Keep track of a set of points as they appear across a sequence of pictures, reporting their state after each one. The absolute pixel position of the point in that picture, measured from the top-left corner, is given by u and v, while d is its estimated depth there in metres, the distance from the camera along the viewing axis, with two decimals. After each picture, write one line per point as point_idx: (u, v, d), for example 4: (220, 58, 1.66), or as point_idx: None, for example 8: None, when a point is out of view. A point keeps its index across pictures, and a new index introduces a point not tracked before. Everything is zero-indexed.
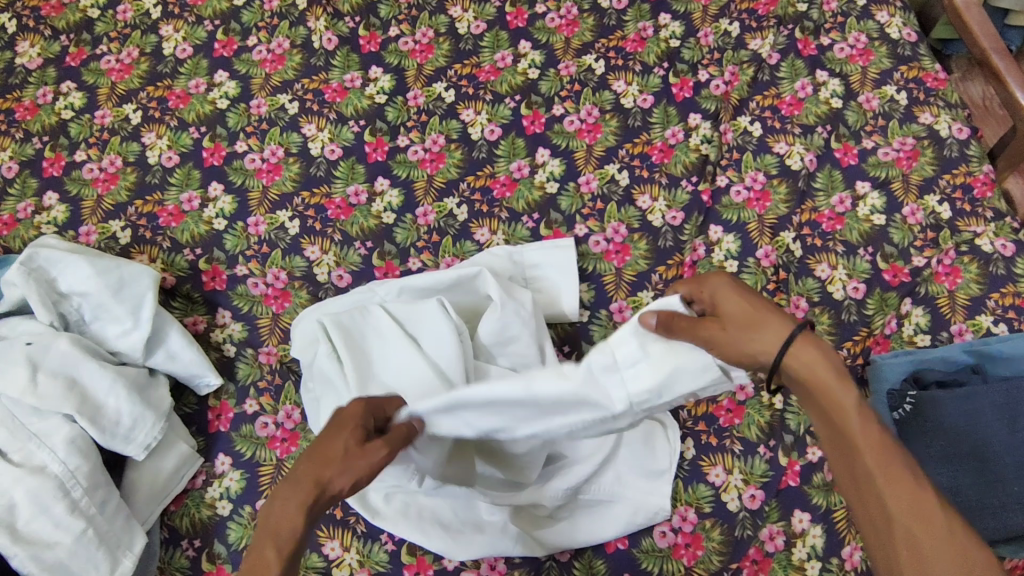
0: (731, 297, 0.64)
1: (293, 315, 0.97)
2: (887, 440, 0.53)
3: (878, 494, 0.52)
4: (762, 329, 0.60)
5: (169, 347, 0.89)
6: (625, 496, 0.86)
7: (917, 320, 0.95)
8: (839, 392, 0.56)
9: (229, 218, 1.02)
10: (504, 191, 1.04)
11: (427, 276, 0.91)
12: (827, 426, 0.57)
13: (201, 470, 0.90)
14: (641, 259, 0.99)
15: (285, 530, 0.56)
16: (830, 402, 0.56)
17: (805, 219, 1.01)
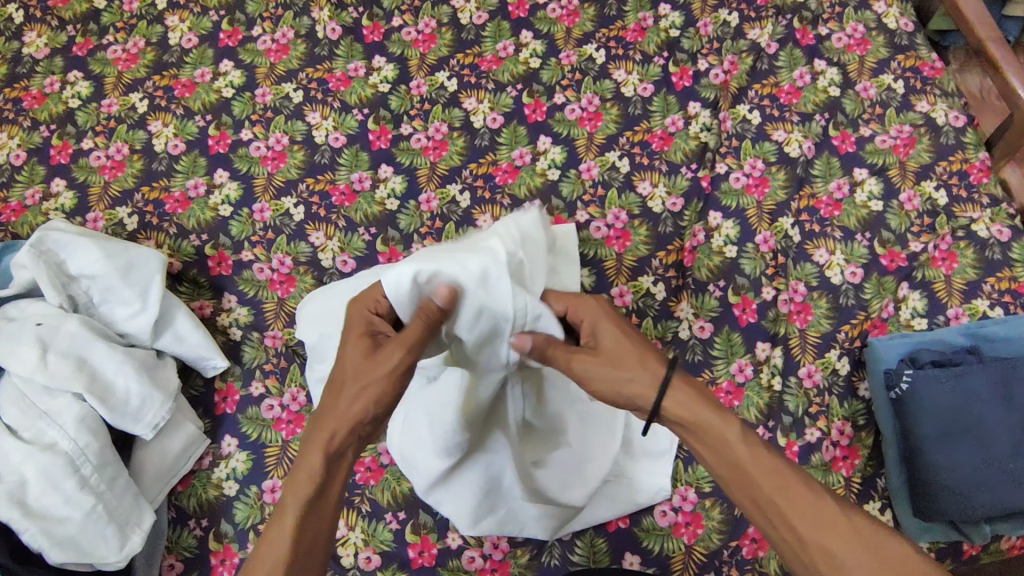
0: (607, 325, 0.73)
1: (298, 299, 0.98)
2: (778, 460, 0.62)
3: (782, 512, 0.60)
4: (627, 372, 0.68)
5: (177, 330, 0.90)
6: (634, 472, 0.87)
7: (914, 304, 0.96)
8: (722, 427, 0.64)
9: (235, 205, 1.04)
10: (506, 178, 1.05)
11: None
12: (718, 459, 0.64)
13: (208, 451, 0.91)
14: (642, 244, 1.01)
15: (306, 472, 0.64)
16: (713, 432, 0.64)
17: (803, 205, 1.03)
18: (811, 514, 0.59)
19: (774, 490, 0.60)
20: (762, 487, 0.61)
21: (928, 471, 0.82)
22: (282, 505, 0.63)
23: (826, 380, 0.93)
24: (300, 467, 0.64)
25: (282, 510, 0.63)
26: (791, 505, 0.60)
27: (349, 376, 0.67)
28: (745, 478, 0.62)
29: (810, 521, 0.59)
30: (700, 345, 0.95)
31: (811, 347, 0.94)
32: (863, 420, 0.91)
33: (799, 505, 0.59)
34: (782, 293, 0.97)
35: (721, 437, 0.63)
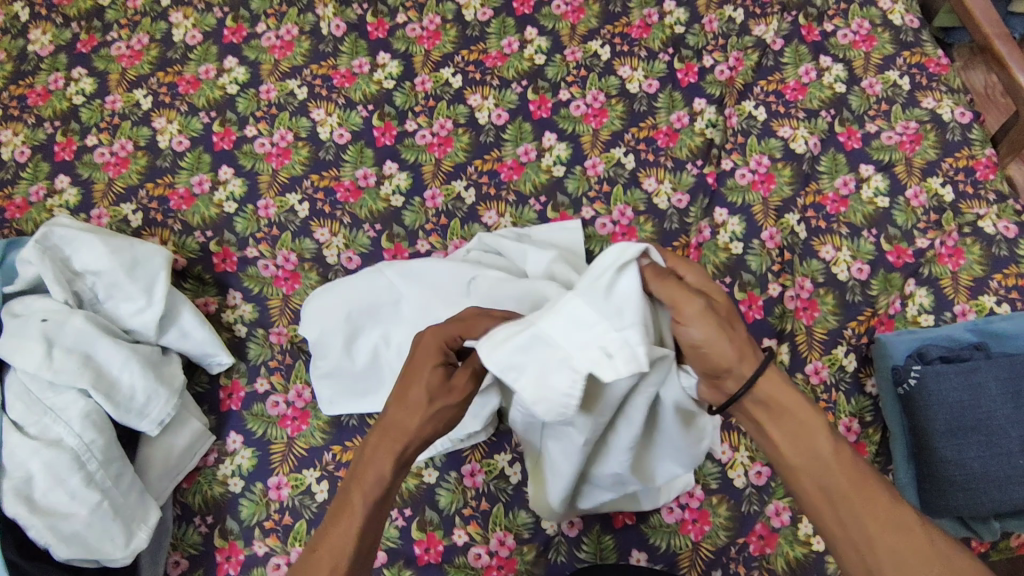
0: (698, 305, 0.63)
1: (304, 296, 0.98)
2: (856, 458, 0.60)
3: (856, 513, 0.58)
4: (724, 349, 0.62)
5: (182, 326, 0.90)
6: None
7: (921, 301, 0.96)
8: (811, 419, 0.60)
9: (240, 201, 1.03)
10: (511, 174, 1.05)
11: (432, 274, 0.87)
12: (794, 449, 0.61)
13: (213, 448, 0.91)
14: (648, 241, 1.01)
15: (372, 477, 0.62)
16: (793, 424, 0.61)
17: (809, 202, 1.02)
18: (883, 517, 0.57)
19: (860, 485, 0.58)
20: (849, 496, 0.58)
21: (936, 466, 0.82)
22: (347, 509, 0.61)
23: (832, 376, 0.92)
24: (369, 471, 0.62)
25: (348, 511, 0.61)
26: (883, 500, 0.58)
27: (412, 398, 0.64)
28: (828, 476, 0.59)
29: (890, 531, 0.57)
30: None
31: (818, 343, 0.94)
32: (871, 417, 0.91)
33: (878, 511, 0.57)
34: (788, 290, 0.97)
35: (806, 432, 0.60)
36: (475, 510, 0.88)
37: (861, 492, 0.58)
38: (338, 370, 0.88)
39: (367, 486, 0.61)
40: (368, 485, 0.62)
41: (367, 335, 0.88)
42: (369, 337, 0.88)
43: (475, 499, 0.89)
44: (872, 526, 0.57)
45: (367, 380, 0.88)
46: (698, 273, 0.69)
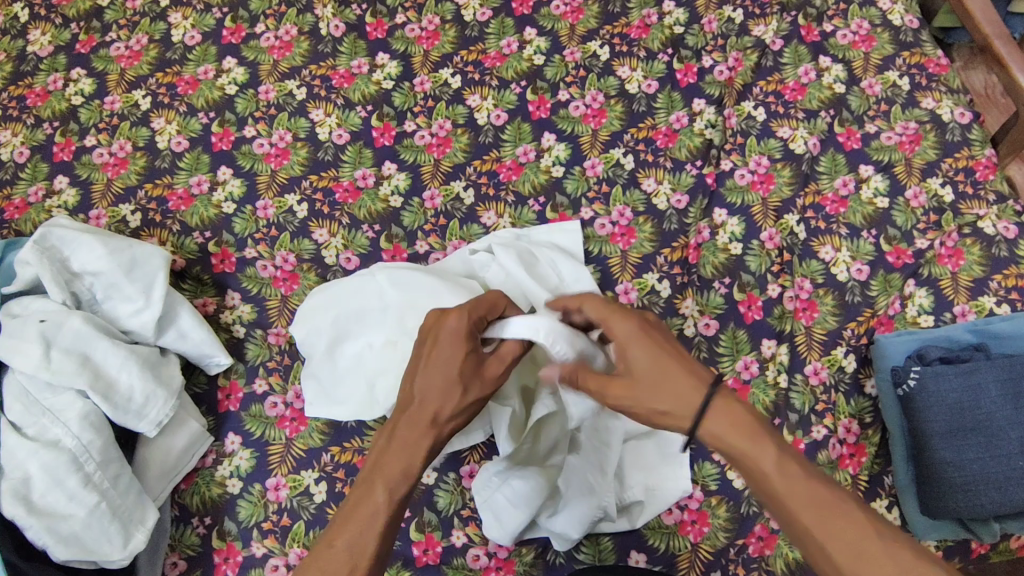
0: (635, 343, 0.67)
1: (303, 296, 0.97)
2: (813, 483, 0.59)
3: (816, 540, 0.58)
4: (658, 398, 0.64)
5: (180, 327, 0.90)
6: (656, 479, 0.86)
7: (921, 301, 0.96)
8: (756, 451, 0.61)
9: (238, 202, 1.03)
10: (510, 175, 1.05)
11: (421, 282, 0.86)
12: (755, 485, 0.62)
13: (211, 449, 0.91)
14: (647, 242, 1.00)
15: (401, 465, 0.65)
16: (742, 451, 0.62)
17: (808, 202, 1.02)
18: (847, 541, 0.57)
19: (814, 505, 0.58)
20: (804, 519, 0.58)
21: (936, 468, 0.82)
22: (370, 494, 0.63)
23: (832, 377, 0.92)
24: (396, 460, 0.65)
25: (373, 499, 0.63)
26: (841, 517, 0.58)
27: (433, 392, 0.67)
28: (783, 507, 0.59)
29: (846, 549, 0.57)
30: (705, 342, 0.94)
31: (818, 344, 0.94)
32: (870, 417, 0.91)
33: (834, 530, 0.57)
34: (788, 290, 0.97)
35: (755, 463, 0.61)
36: (474, 511, 0.88)
37: (820, 519, 0.58)
38: (326, 375, 0.89)
39: (391, 481, 0.64)
40: (398, 470, 0.64)
41: (354, 340, 0.88)
42: (354, 344, 0.88)
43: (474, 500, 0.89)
44: (834, 552, 0.57)
45: (347, 387, 0.88)
46: (633, 325, 0.67)
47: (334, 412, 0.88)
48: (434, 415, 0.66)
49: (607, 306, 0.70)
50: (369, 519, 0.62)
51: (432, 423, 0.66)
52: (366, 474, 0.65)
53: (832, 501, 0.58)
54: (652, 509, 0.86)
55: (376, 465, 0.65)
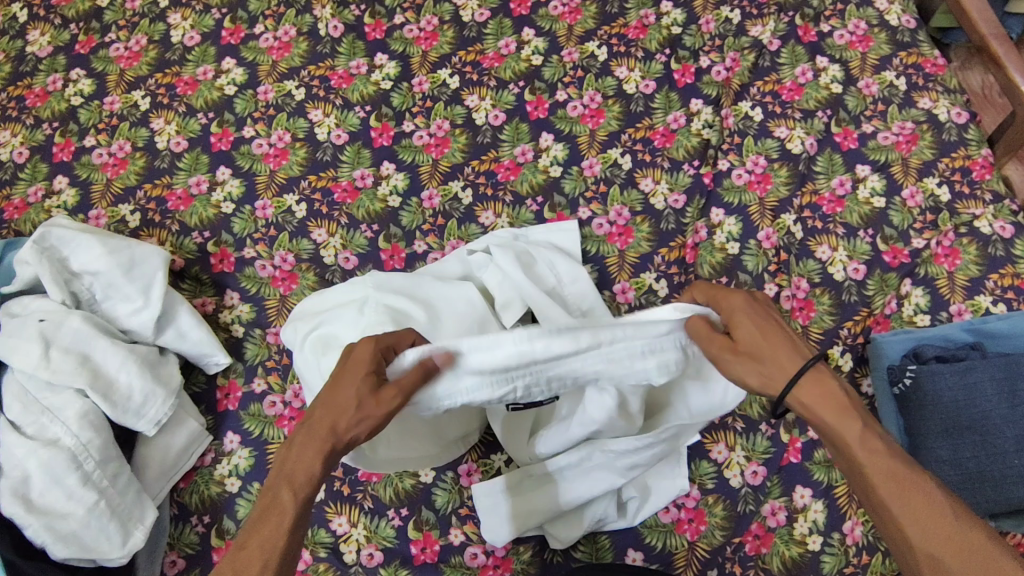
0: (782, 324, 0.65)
1: (300, 296, 0.98)
2: (895, 462, 0.56)
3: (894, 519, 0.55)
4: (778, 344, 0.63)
5: (179, 326, 0.91)
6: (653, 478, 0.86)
7: (917, 301, 0.96)
8: (840, 426, 0.58)
9: (237, 202, 1.04)
10: (508, 175, 1.05)
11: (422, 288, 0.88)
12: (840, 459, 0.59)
13: (210, 448, 0.91)
14: (644, 241, 1.01)
15: (302, 476, 0.61)
16: (829, 424, 0.59)
17: (805, 202, 1.03)
18: (921, 516, 0.54)
19: (901, 491, 0.55)
20: (888, 501, 0.55)
21: (931, 466, 0.82)
22: (277, 505, 0.60)
23: None
24: (298, 470, 0.61)
25: (278, 509, 0.60)
26: (928, 502, 0.54)
27: (341, 405, 0.62)
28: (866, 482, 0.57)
29: (930, 535, 0.53)
30: None
31: (814, 343, 0.94)
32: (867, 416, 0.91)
33: (918, 516, 0.54)
34: (785, 290, 0.97)
35: (840, 438, 0.58)
36: (472, 510, 0.88)
37: (900, 497, 0.55)
38: (308, 373, 0.85)
39: (293, 486, 0.61)
40: (301, 481, 0.61)
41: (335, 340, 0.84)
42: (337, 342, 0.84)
43: (472, 498, 0.89)
44: (910, 528, 0.54)
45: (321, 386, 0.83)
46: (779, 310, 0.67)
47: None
48: (341, 424, 0.62)
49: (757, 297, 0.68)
50: (273, 531, 0.59)
51: (334, 429, 0.62)
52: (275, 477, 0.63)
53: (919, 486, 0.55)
54: (650, 505, 0.86)
55: (282, 469, 0.62)
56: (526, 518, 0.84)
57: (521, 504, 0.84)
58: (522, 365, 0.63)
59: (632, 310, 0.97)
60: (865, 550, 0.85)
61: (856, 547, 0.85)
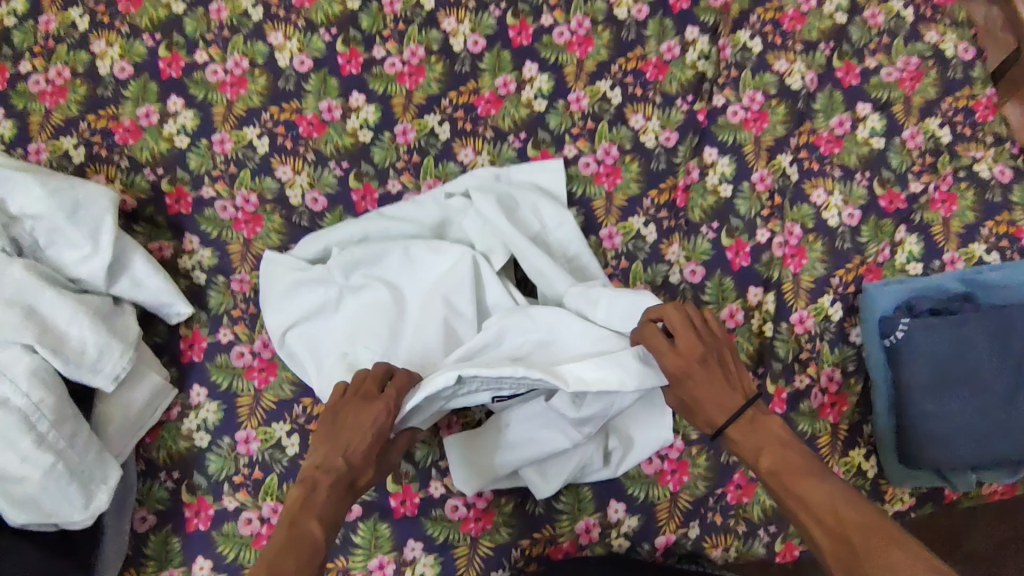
0: (706, 361, 0.69)
1: (267, 241, 0.91)
2: (813, 475, 0.63)
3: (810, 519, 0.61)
4: (722, 387, 0.69)
5: (134, 274, 0.84)
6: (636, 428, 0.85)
7: (911, 248, 0.93)
8: (762, 450, 0.66)
9: (192, 135, 0.95)
10: (488, 108, 0.97)
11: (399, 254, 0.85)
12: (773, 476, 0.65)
13: (176, 401, 0.87)
14: (633, 182, 0.95)
15: (328, 513, 0.65)
16: (753, 448, 0.67)
17: (803, 141, 0.97)
18: (837, 506, 0.60)
19: (807, 501, 0.62)
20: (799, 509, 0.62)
21: (914, 420, 0.81)
22: (311, 531, 0.63)
23: (817, 326, 0.91)
24: (325, 504, 0.65)
25: (312, 537, 0.63)
26: (835, 506, 0.60)
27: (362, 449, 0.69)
28: (784, 493, 0.64)
29: (833, 538, 0.58)
30: (690, 289, 0.92)
31: (804, 292, 0.92)
32: (853, 366, 0.90)
33: (824, 522, 0.60)
34: (777, 236, 0.94)
35: (760, 456, 0.66)
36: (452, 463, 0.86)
37: (813, 497, 0.61)
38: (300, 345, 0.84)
39: (319, 524, 0.64)
40: (325, 515, 0.65)
41: (325, 312, 0.84)
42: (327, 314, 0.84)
43: None
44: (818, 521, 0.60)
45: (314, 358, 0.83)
46: (699, 346, 0.69)
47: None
48: (358, 469, 0.69)
49: (683, 321, 0.71)
50: (308, 557, 0.61)
51: (350, 469, 0.68)
52: (292, 519, 0.64)
53: (826, 495, 0.61)
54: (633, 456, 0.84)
55: (302, 510, 0.65)
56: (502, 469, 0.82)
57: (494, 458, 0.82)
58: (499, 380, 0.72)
59: (618, 257, 0.93)
60: None
61: None
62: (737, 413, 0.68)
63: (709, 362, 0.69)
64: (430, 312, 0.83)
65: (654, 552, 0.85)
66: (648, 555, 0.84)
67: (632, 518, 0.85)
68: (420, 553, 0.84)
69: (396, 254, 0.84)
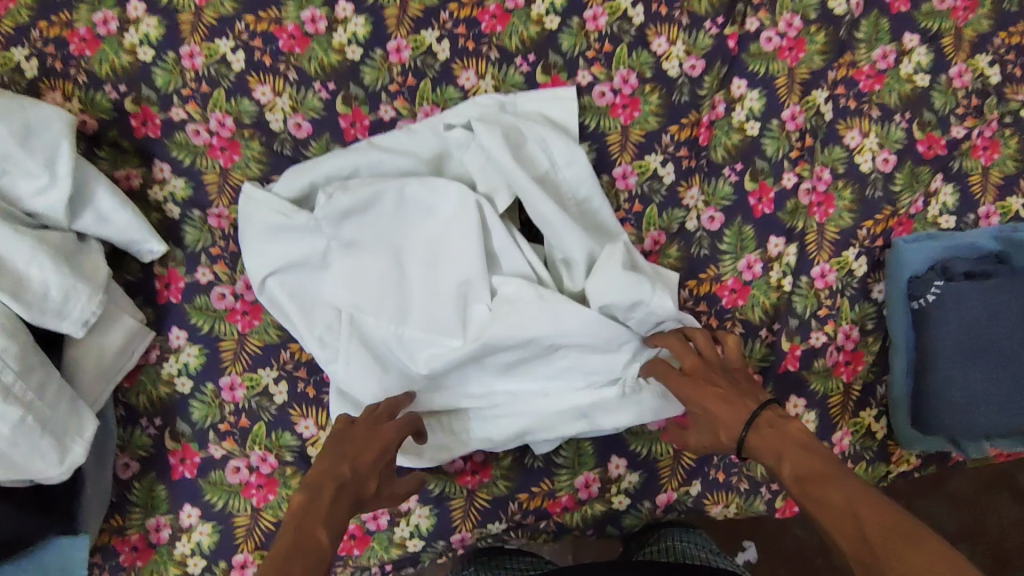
0: (713, 374, 0.69)
1: (244, 169, 0.83)
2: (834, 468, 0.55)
3: (834, 519, 0.53)
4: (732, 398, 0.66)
5: (98, 208, 0.76)
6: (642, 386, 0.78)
7: (945, 199, 0.88)
8: (779, 447, 0.60)
9: (157, 46, 0.82)
10: (494, 24, 0.85)
11: (395, 200, 0.77)
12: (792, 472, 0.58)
13: (154, 344, 0.82)
14: (652, 116, 0.86)
15: (337, 516, 0.59)
16: (771, 447, 0.60)
17: (841, 76, 0.88)
18: (862, 502, 0.52)
19: (828, 503, 0.54)
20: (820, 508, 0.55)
21: (937, 388, 0.79)
22: (320, 528, 0.56)
23: (839, 281, 0.85)
24: (335, 506, 0.59)
25: (322, 536, 0.55)
26: (856, 507, 0.52)
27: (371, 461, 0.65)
28: (803, 490, 0.56)
29: (860, 543, 0.50)
30: (707, 237, 0.86)
31: (828, 244, 0.86)
32: (872, 324, 0.86)
33: (848, 531, 0.52)
34: (804, 181, 0.86)
35: (778, 450, 0.59)
36: None
37: (838, 493, 0.53)
38: (293, 298, 0.79)
39: (328, 527, 0.57)
40: (334, 516, 0.58)
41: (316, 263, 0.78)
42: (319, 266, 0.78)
43: None
44: (841, 522, 0.52)
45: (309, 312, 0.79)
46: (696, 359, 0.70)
47: (347, 381, 0.77)
48: (363, 478, 0.63)
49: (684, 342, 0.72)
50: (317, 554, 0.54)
51: (356, 477, 0.63)
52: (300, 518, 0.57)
53: (846, 498, 0.53)
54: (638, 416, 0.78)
55: (308, 513, 0.57)
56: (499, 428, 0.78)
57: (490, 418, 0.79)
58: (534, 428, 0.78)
59: (632, 199, 0.86)
60: (848, 458, 0.85)
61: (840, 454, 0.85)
62: (750, 423, 0.63)
63: (712, 377, 0.68)
64: (430, 269, 0.77)
65: (654, 509, 0.83)
66: (648, 512, 0.83)
67: (633, 475, 0.83)
68: (415, 505, 0.81)
69: (389, 198, 0.76)
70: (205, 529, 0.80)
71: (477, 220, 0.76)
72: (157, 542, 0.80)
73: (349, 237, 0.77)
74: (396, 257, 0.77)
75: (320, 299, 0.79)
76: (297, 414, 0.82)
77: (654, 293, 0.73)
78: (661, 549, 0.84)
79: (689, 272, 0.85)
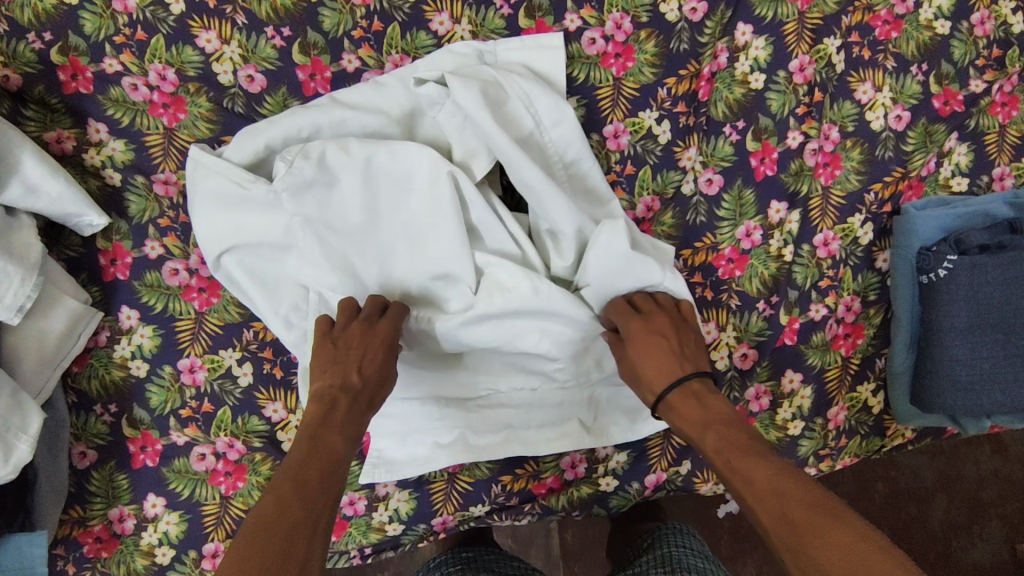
0: (661, 320, 0.67)
1: (192, 130, 0.74)
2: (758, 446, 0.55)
3: (744, 490, 0.53)
4: (662, 354, 0.65)
5: (27, 178, 0.67)
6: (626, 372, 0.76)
7: (958, 160, 0.82)
8: (712, 422, 0.60)
9: None
10: None
11: (360, 165, 0.69)
12: (715, 439, 0.58)
13: (104, 325, 0.75)
14: (647, 68, 0.78)
15: (348, 428, 0.60)
16: (700, 420, 0.61)
17: (855, 22, 0.80)
18: (779, 475, 0.52)
19: (747, 476, 0.53)
20: (734, 472, 0.55)
21: (942, 365, 0.76)
22: (332, 446, 0.58)
23: (843, 250, 0.80)
24: (344, 420, 0.60)
25: (335, 451, 0.57)
26: (776, 482, 0.51)
27: (375, 362, 0.64)
28: (722, 460, 0.56)
29: (767, 509, 0.50)
30: (704, 203, 0.79)
31: (832, 210, 0.80)
32: (874, 296, 0.81)
33: (762, 497, 0.51)
34: (811, 141, 0.79)
35: (708, 423, 0.59)
36: None
37: (751, 463, 0.54)
38: (251, 274, 0.71)
39: (341, 438, 0.59)
40: (344, 431, 0.59)
41: (274, 235, 0.70)
42: (278, 238, 0.70)
43: None
44: (751, 491, 0.52)
45: (270, 289, 0.71)
46: (653, 310, 0.68)
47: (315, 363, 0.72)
48: (374, 386, 0.63)
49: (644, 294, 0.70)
50: (331, 472, 0.56)
51: (365, 387, 0.63)
52: (310, 434, 0.58)
53: (768, 474, 0.52)
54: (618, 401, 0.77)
55: (322, 427, 0.59)
56: (482, 419, 0.73)
57: (473, 412, 0.73)
58: (512, 428, 0.74)
59: (624, 160, 0.78)
60: (842, 434, 0.82)
61: (834, 430, 0.82)
62: (674, 384, 0.63)
63: (656, 322, 0.67)
64: (407, 244, 0.70)
65: (643, 490, 0.80)
66: (636, 493, 0.80)
67: (621, 455, 0.79)
68: (393, 490, 0.77)
69: (357, 163, 0.68)
70: (171, 518, 0.76)
71: (454, 188, 0.68)
72: (121, 533, 0.76)
73: (313, 211, 0.68)
74: (366, 231, 0.70)
75: (283, 276, 0.72)
76: (263, 398, 0.76)
77: (663, 278, 0.70)
78: (657, 558, 0.72)
79: (684, 241, 0.79)
